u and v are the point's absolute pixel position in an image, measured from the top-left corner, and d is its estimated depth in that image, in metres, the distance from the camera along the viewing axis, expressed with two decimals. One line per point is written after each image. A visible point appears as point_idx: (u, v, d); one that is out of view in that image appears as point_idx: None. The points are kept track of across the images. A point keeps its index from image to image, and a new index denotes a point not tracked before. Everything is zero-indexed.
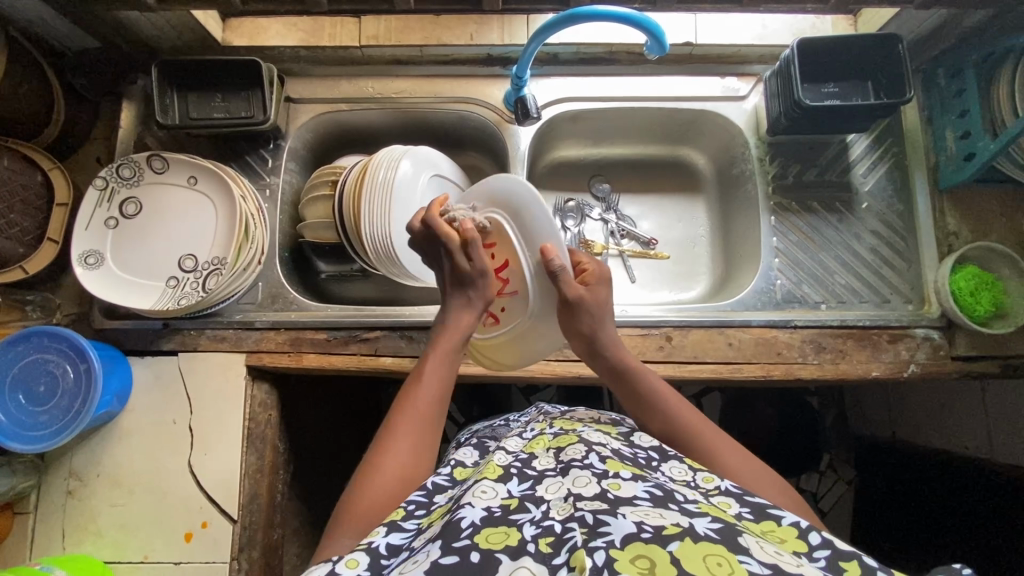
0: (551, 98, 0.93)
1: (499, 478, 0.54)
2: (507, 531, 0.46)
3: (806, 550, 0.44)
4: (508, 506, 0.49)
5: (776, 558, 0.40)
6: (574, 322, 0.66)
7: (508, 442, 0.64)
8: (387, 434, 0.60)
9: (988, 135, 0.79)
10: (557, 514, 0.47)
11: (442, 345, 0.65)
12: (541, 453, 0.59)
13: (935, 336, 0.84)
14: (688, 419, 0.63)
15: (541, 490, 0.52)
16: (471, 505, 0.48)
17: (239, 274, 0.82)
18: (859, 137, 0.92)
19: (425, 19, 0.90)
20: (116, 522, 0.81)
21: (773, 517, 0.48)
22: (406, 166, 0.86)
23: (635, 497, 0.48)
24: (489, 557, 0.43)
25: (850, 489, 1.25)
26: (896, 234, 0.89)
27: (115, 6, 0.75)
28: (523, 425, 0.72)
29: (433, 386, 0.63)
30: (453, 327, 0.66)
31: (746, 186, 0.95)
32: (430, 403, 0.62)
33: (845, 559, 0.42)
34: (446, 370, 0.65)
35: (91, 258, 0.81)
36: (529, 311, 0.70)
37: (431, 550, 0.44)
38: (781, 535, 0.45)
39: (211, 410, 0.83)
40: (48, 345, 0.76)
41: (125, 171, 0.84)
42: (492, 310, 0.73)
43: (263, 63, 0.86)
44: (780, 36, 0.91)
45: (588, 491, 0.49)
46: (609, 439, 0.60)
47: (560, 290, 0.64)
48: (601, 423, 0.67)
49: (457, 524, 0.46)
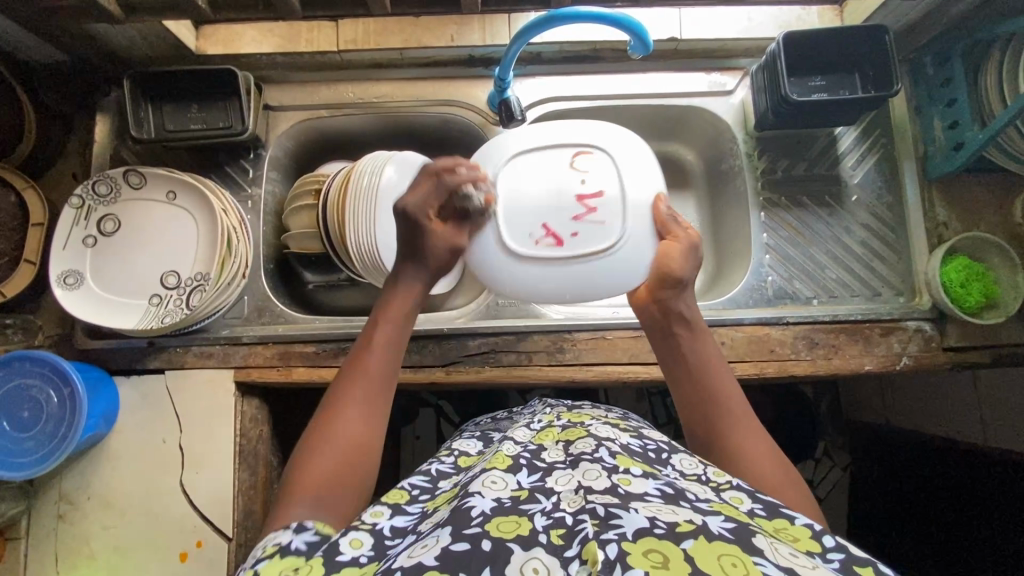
0: (535, 98, 0.92)
1: (508, 468, 0.53)
2: (518, 520, 0.45)
3: (820, 550, 0.43)
4: (518, 497, 0.48)
5: (793, 562, 0.39)
6: (682, 262, 0.65)
7: (516, 432, 0.63)
8: (333, 405, 0.59)
9: (977, 125, 0.79)
10: (568, 506, 0.46)
11: (389, 311, 0.66)
12: (551, 446, 0.58)
13: (926, 328, 0.84)
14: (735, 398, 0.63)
15: (551, 482, 0.51)
16: (480, 495, 0.48)
17: (223, 288, 0.81)
18: (847, 129, 0.91)
19: (404, 21, 0.88)
20: (110, 543, 0.80)
21: (786, 516, 0.47)
22: (391, 173, 0.84)
23: (646, 493, 0.47)
24: (501, 546, 0.41)
25: (845, 475, 1.26)
26: (885, 226, 0.89)
27: (82, 21, 0.73)
28: (529, 417, 0.71)
29: (382, 352, 0.63)
30: (405, 291, 0.67)
31: (734, 181, 0.95)
32: (379, 369, 0.62)
33: (860, 564, 0.42)
34: (396, 332, 0.65)
35: (70, 278, 0.80)
36: (608, 244, 0.63)
37: (440, 536, 0.43)
38: (795, 534, 0.45)
39: (201, 427, 0.82)
40: (31, 370, 0.74)
41: (101, 187, 0.82)
42: (553, 230, 0.63)
43: (239, 72, 0.84)
44: (765, 28, 0.89)
45: (599, 484, 0.48)
46: (616, 433, 0.60)
47: (676, 232, 0.65)
48: (608, 417, 0.67)
49: (467, 512, 0.45)
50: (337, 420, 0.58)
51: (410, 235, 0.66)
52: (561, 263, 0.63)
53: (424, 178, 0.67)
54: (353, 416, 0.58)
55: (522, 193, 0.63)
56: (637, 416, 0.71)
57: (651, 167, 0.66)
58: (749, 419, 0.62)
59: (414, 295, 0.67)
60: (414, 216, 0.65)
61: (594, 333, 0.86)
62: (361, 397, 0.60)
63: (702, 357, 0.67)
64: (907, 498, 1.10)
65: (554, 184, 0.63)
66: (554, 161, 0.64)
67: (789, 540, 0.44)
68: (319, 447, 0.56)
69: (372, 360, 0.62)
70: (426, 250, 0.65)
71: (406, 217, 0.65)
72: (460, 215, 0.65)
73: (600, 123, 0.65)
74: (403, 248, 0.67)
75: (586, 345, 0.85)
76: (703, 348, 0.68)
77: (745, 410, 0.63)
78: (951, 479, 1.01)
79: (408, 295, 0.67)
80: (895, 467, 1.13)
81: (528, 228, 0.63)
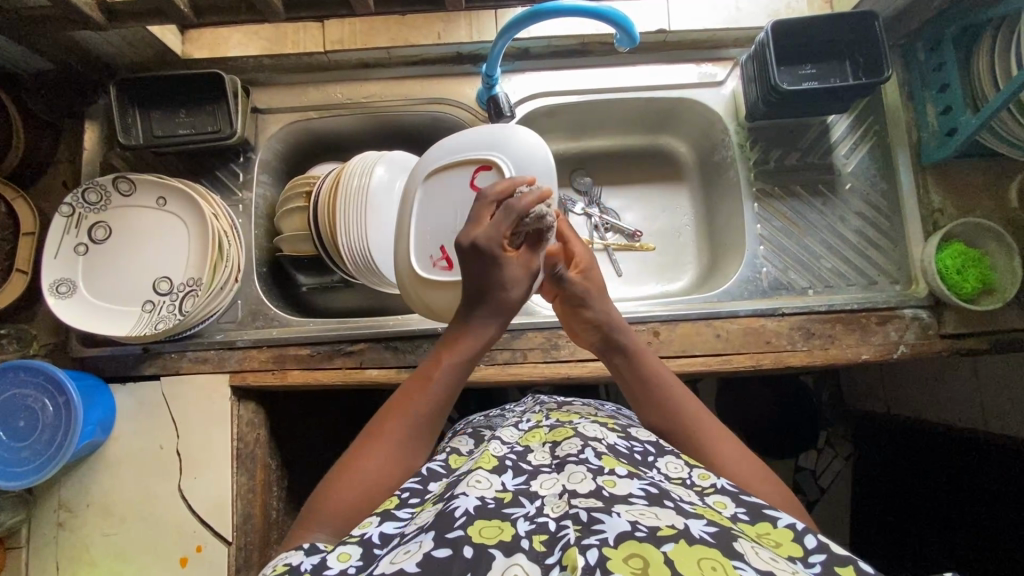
0: (525, 94, 0.91)
1: (493, 469, 0.52)
2: (500, 525, 0.44)
3: (801, 555, 0.43)
4: (502, 499, 0.48)
5: (772, 565, 0.39)
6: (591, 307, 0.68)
7: (504, 432, 0.63)
8: (378, 433, 0.58)
9: (970, 110, 0.78)
10: (551, 511, 0.46)
11: (448, 358, 0.62)
12: (537, 448, 0.58)
13: (923, 316, 0.83)
14: (689, 409, 0.62)
15: (536, 486, 0.51)
16: (465, 495, 0.47)
17: (216, 294, 0.81)
18: (840, 117, 0.90)
19: (390, 20, 0.88)
20: (109, 549, 0.80)
21: (769, 518, 0.47)
22: (381, 173, 0.83)
23: (631, 495, 0.46)
24: (482, 553, 0.42)
25: (848, 466, 1.25)
26: (881, 214, 0.88)
27: (64, 28, 0.72)
28: (519, 415, 0.71)
29: (441, 393, 0.61)
30: (475, 333, 0.63)
31: (727, 172, 0.94)
32: (424, 413, 0.60)
33: (841, 564, 0.41)
34: (456, 377, 0.62)
35: (63, 287, 0.79)
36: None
37: (423, 541, 0.43)
38: (776, 537, 0.44)
39: (198, 433, 0.82)
40: (25, 379, 0.75)
41: (91, 195, 0.82)
42: (447, 254, 0.69)
43: (226, 76, 0.83)
44: (754, 18, 0.88)
45: (583, 487, 0.48)
46: (604, 432, 0.59)
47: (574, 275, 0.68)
48: (597, 415, 0.66)
49: (451, 514, 0.45)
50: (373, 450, 0.57)
51: (479, 266, 0.60)
52: (452, 284, 0.68)
53: (483, 209, 0.61)
54: (393, 452, 0.57)
55: (426, 214, 0.70)
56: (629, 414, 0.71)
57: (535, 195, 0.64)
58: (708, 421, 0.62)
59: (482, 343, 0.63)
60: (485, 245, 0.58)
61: None
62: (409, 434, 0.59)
63: (647, 377, 0.65)
64: (909, 486, 1.09)
65: (455, 209, 0.69)
66: (460, 178, 0.69)
67: (771, 544, 0.44)
68: (349, 473, 0.56)
69: (430, 396, 0.60)
70: (502, 280, 0.60)
71: (475, 251, 0.59)
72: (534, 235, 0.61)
73: (499, 136, 0.68)
74: (468, 276, 0.61)
75: None
76: (642, 366, 0.66)
77: (701, 411, 0.62)
78: (953, 466, 1.00)
79: (478, 339, 0.63)
80: (897, 455, 1.13)
81: (428, 250, 0.69)
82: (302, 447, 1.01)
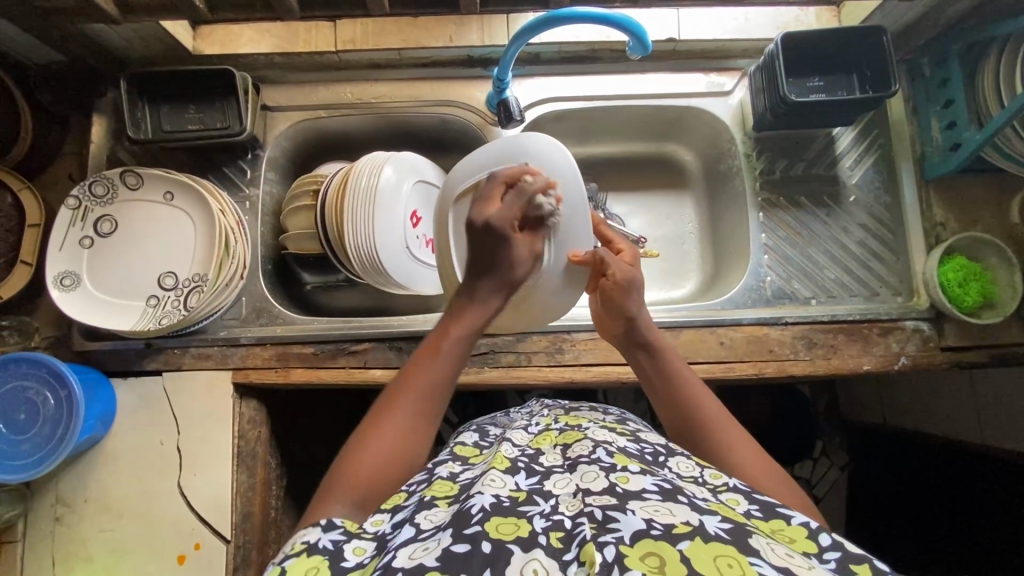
0: (535, 98, 0.92)
1: (507, 470, 0.52)
2: (517, 522, 0.43)
3: (816, 551, 0.42)
4: (516, 497, 0.47)
5: (790, 563, 0.39)
6: (626, 301, 0.66)
7: (514, 434, 0.63)
8: (389, 403, 0.56)
9: (974, 126, 0.80)
10: (566, 510, 0.46)
11: (464, 320, 0.60)
12: (548, 450, 0.58)
13: (924, 328, 0.84)
14: (709, 408, 0.61)
15: (549, 485, 0.50)
16: (480, 492, 0.47)
17: (221, 290, 0.80)
18: (845, 129, 0.91)
19: (403, 21, 0.88)
20: (106, 545, 0.79)
21: (782, 516, 0.46)
22: (389, 173, 0.83)
23: (644, 490, 0.46)
24: (500, 548, 0.41)
25: (844, 475, 1.22)
26: (884, 226, 0.89)
27: (78, 20, 0.72)
28: (527, 418, 0.71)
29: (451, 358, 0.58)
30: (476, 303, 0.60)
31: (733, 182, 0.95)
32: (438, 379, 0.57)
33: (856, 562, 0.41)
34: (464, 346, 0.59)
35: (67, 280, 0.79)
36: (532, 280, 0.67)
37: (441, 538, 0.42)
38: (790, 534, 0.43)
39: (199, 430, 0.82)
40: (27, 372, 0.74)
41: (98, 187, 0.81)
42: None
43: (237, 72, 0.83)
44: (763, 29, 0.90)
45: (596, 485, 0.47)
46: (614, 436, 0.59)
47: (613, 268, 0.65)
48: (605, 422, 0.66)
49: (468, 512, 0.44)
50: (388, 418, 0.55)
51: (485, 246, 0.59)
52: None
53: (494, 188, 0.62)
54: (406, 419, 0.55)
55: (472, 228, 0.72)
56: (633, 419, 0.72)
57: (574, 203, 0.63)
58: (728, 423, 0.61)
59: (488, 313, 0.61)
60: (499, 226, 0.59)
61: (593, 333, 0.86)
62: (420, 401, 0.56)
63: (670, 375, 0.65)
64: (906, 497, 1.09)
65: None
66: None
67: (786, 540, 0.43)
68: (367, 443, 0.54)
69: (438, 364, 0.57)
70: (507, 258, 0.60)
71: (486, 228, 0.59)
72: (537, 222, 0.62)
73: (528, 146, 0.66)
74: (475, 260, 0.60)
75: (585, 346, 0.85)
76: (665, 363, 0.66)
77: (722, 413, 0.61)
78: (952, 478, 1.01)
79: (483, 309, 0.60)
80: (894, 465, 1.13)
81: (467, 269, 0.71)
82: (300, 446, 1.01)
